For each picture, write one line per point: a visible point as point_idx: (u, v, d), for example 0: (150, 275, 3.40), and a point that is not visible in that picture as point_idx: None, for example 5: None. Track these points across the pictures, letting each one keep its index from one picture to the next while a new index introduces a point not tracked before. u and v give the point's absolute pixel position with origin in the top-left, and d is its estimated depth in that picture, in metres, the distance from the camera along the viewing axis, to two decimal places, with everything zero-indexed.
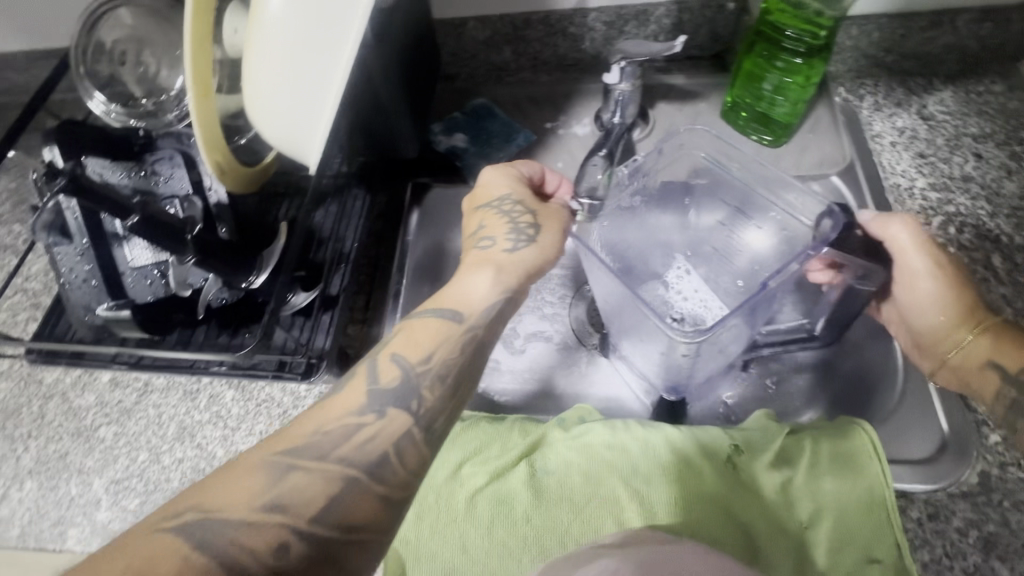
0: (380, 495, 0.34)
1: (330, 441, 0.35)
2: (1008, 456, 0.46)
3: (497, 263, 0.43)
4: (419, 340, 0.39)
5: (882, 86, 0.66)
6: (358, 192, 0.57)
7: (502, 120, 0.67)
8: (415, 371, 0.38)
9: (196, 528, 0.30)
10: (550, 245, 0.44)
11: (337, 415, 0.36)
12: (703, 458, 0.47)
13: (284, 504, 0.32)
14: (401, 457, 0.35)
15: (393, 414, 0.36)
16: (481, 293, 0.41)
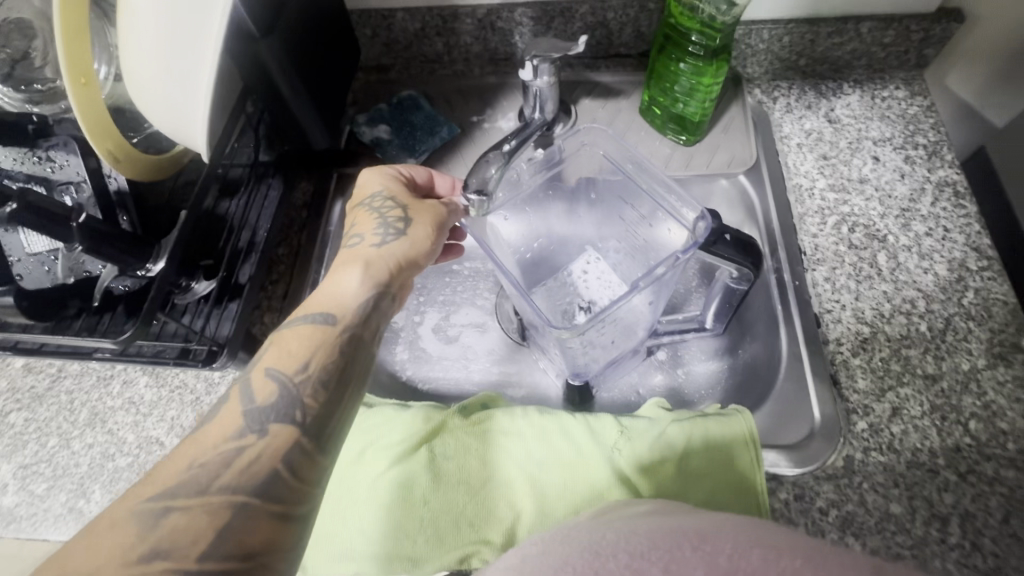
0: (276, 512, 0.35)
1: (208, 472, 0.35)
2: (871, 442, 0.49)
3: (366, 259, 0.46)
4: (292, 350, 0.41)
5: (795, 89, 0.68)
6: (273, 182, 0.60)
7: (427, 112, 0.68)
8: (294, 381, 0.39)
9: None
10: (421, 238, 0.48)
11: (214, 444, 0.36)
12: (593, 442, 0.50)
13: (166, 548, 0.32)
14: (293, 471, 0.37)
15: (276, 429, 0.37)
16: (352, 291, 0.44)
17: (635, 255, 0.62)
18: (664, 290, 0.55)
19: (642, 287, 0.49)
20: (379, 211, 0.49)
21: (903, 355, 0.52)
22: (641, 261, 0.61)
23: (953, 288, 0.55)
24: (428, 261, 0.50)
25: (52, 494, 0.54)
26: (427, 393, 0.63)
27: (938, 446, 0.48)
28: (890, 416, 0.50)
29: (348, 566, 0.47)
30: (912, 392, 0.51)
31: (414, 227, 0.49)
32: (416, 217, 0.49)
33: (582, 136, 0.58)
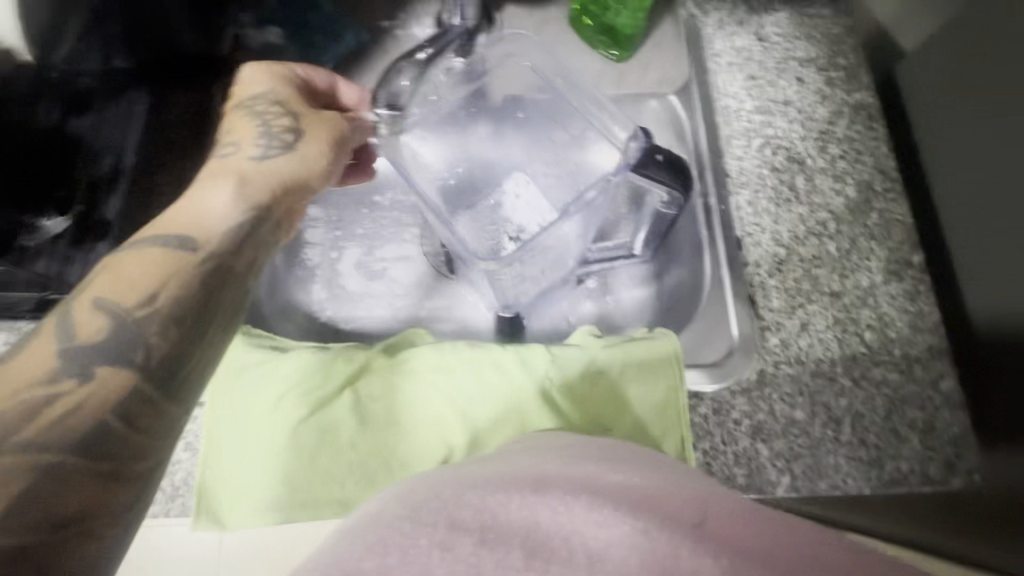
0: (108, 471, 0.31)
1: (11, 423, 0.29)
2: (780, 356, 0.52)
3: (242, 172, 0.40)
4: (133, 277, 0.34)
5: (726, 3, 0.65)
6: (139, 98, 0.50)
7: (329, 15, 0.59)
8: (136, 316, 0.33)
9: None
10: (309, 163, 0.42)
11: (24, 388, 0.31)
12: (523, 372, 0.50)
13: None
14: (130, 421, 0.32)
15: (107, 372, 0.32)
16: (217, 213, 0.38)
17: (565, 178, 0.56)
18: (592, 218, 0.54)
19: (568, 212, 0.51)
20: (263, 121, 0.42)
21: (813, 275, 0.55)
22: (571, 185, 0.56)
23: (860, 208, 0.58)
24: (325, 184, 0.43)
25: None
26: (348, 332, 0.59)
27: (838, 355, 0.53)
28: (799, 332, 0.53)
29: (271, 515, 0.46)
30: (819, 309, 0.54)
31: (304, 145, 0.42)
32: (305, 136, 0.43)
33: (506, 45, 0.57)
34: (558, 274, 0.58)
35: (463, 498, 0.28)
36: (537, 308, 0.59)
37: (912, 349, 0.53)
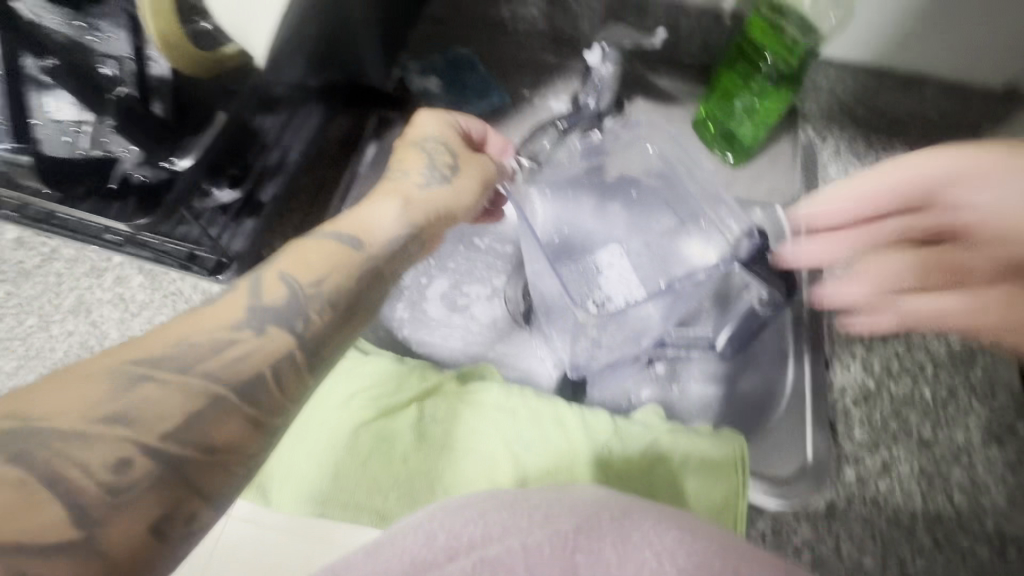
0: (251, 417, 0.33)
1: (194, 353, 0.32)
2: (855, 492, 0.50)
3: (405, 195, 0.45)
4: (312, 262, 0.38)
5: (847, 135, 0.66)
6: (314, 108, 0.57)
7: (482, 76, 0.68)
8: (305, 291, 0.37)
9: (19, 442, 0.27)
10: (463, 198, 0.48)
11: (206, 327, 0.34)
12: (583, 435, 0.49)
13: (132, 416, 0.29)
14: (279, 381, 0.34)
15: (272, 333, 0.35)
16: (385, 223, 0.42)
17: (657, 257, 0.57)
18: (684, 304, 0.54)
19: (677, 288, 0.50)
20: (432, 155, 0.48)
21: (903, 417, 0.52)
22: (663, 269, 0.56)
23: (964, 361, 0.55)
24: (470, 215, 0.49)
25: (22, 373, 0.52)
26: (420, 355, 0.62)
27: (919, 509, 0.49)
28: (879, 471, 0.50)
29: (315, 507, 0.47)
30: (903, 453, 0.51)
31: (464, 182, 0.48)
32: (464, 175, 0.49)
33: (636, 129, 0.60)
34: (631, 351, 0.57)
35: (553, 505, 0.33)
36: (606, 380, 0.59)
37: (1006, 524, 0.48)
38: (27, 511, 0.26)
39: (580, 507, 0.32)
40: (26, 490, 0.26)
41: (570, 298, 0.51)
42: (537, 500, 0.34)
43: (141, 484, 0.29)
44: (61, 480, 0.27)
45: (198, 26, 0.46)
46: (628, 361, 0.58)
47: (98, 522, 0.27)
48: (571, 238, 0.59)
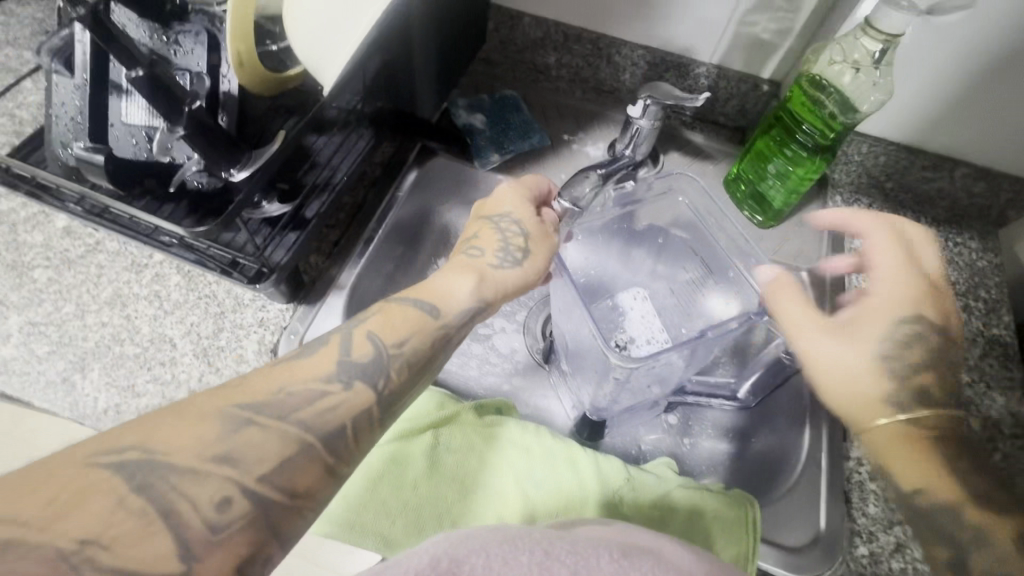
0: (328, 466, 0.35)
1: (292, 402, 0.35)
2: (868, 570, 0.48)
3: (480, 272, 0.47)
4: (396, 324, 0.41)
5: (874, 208, 0.68)
6: (365, 133, 0.60)
7: (525, 117, 0.70)
8: (389, 351, 0.40)
9: (140, 473, 0.29)
10: (534, 279, 0.49)
11: (302, 378, 0.36)
12: (596, 482, 0.49)
13: (236, 457, 0.32)
14: (356, 431, 0.36)
15: (358, 387, 0.37)
16: (462, 295, 0.45)
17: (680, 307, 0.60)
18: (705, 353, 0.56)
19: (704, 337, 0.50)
20: (506, 236, 0.49)
21: None
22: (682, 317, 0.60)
23: (983, 444, 0.55)
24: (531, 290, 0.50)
25: (50, 358, 0.53)
26: (435, 380, 0.63)
27: None
28: (893, 550, 0.49)
29: (322, 525, 0.46)
30: None
31: (535, 268, 0.49)
32: (537, 256, 0.49)
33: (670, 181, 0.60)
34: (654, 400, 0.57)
35: (556, 541, 0.33)
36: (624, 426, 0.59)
37: None
38: (140, 540, 0.28)
39: (580, 546, 0.33)
40: (147, 518, 0.29)
41: (603, 339, 0.49)
42: (541, 536, 0.34)
43: (237, 522, 0.31)
44: (171, 513, 0.29)
45: (270, 48, 0.49)
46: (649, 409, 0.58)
47: (198, 557, 0.29)
48: (598, 279, 0.60)
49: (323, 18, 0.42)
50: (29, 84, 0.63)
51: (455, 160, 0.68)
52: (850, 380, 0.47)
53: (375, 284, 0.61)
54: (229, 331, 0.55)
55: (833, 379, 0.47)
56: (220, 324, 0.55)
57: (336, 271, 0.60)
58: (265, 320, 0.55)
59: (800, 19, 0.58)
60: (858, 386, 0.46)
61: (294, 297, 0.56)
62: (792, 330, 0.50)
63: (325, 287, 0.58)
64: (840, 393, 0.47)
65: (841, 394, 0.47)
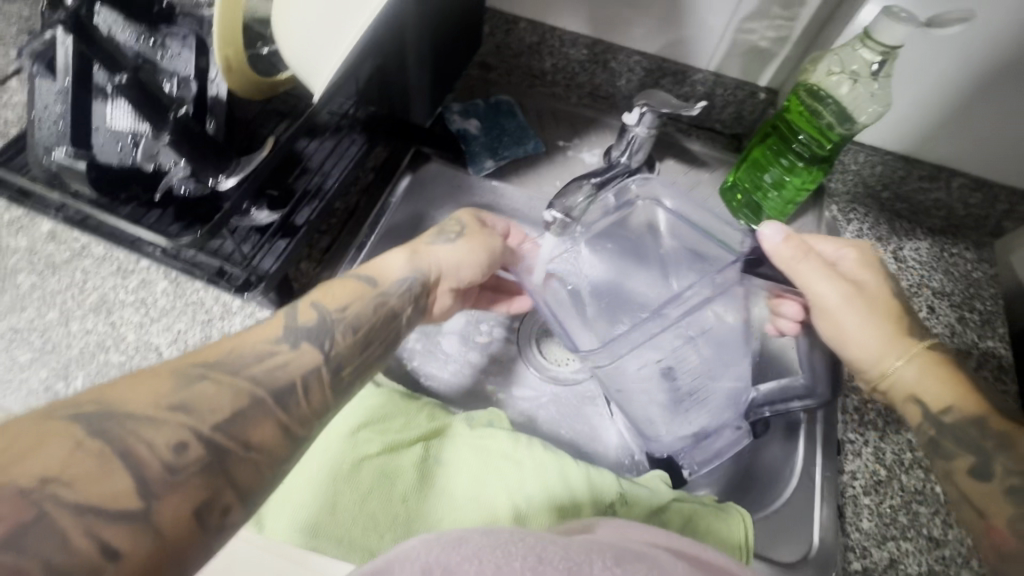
0: (279, 421, 0.35)
1: (247, 358, 0.36)
2: None
3: (414, 248, 0.49)
4: (336, 293, 0.43)
5: (870, 218, 0.68)
6: (357, 138, 0.59)
7: (519, 122, 0.70)
8: (332, 317, 0.41)
9: (99, 421, 0.29)
10: (470, 260, 0.50)
11: (252, 341, 0.37)
12: (588, 497, 0.48)
13: (192, 407, 0.32)
14: (308, 390, 0.37)
15: (306, 348, 0.39)
16: (399, 266, 0.47)
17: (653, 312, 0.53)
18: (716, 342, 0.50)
19: (667, 313, 0.46)
20: (441, 226, 0.52)
21: (913, 510, 0.51)
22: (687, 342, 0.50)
23: None
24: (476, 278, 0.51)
25: (33, 366, 0.52)
26: (426, 388, 0.62)
27: None
28: (886, 566, 0.49)
29: (308, 541, 0.45)
30: (913, 549, 0.49)
31: (472, 251, 0.51)
32: (473, 240, 0.51)
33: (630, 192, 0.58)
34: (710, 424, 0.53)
35: (544, 543, 0.31)
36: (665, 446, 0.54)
37: None
38: (97, 479, 0.27)
39: (573, 552, 0.31)
40: (102, 459, 0.28)
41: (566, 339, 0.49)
42: (534, 540, 0.32)
43: (192, 467, 0.30)
44: (128, 453, 0.28)
45: (260, 51, 0.49)
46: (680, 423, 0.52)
47: (157, 495, 0.28)
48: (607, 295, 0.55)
49: (312, 37, 0.41)
50: (18, 88, 0.62)
51: (449, 166, 0.67)
52: (858, 342, 0.49)
53: None
54: (217, 339, 0.54)
55: (838, 331, 0.50)
56: (208, 331, 0.54)
57: (328, 276, 0.59)
58: None
59: (798, 28, 0.57)
60: (861, 344, 0.49)
61: (284, 304, 0.55)
62: (816, 309, 0.51)
63: None
64: (855, 350, 0.49)
65: (861, 354, 0.49)
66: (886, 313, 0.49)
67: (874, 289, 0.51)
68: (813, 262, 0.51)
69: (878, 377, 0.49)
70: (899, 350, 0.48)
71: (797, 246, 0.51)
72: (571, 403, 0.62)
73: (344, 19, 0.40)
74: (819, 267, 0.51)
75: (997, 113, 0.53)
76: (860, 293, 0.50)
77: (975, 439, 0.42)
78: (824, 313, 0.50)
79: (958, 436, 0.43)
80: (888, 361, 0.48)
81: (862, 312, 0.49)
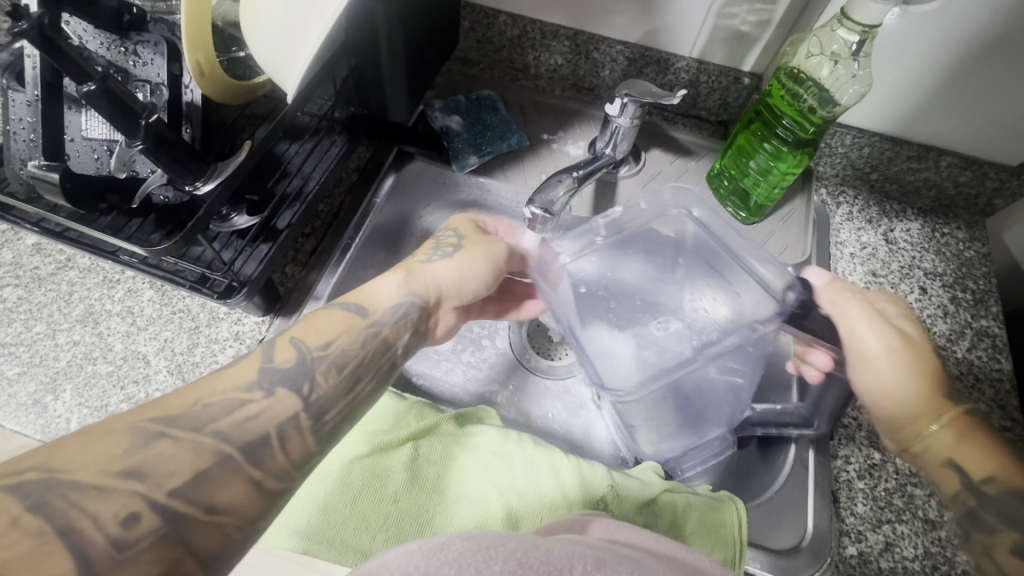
0: (254, 479, 0.34)
1: (211, 413, 0.35)
2: (856, 571, 0.47)
3: (409, 270, 0.47)
4: (321, 329, 0.42)
5: (860, 201, 0.68)
6: (338, 139, 0.59)
7: (503, 117, 0.69)
8: (313, 355, 0.40)
9: (42, 489, 0.28)
10: (471, 276, 0.48)
11: (221, 389, 0.36)
12: (580, 491, 0.48)
13: (145, 471, 0.31)
14: (283, 443, 0.36)
15: (281, 395, 0.37)
16: (390, 295, 0.45)
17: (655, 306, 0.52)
18: (737, 359, 0.48)
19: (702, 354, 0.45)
20: (438, 240, 0.50)
21: (907, 493, 0.50)
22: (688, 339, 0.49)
23: None
24: (472, 296, 0.49)
25: (20, 379, 0.52)
26: (418, 387, 0.62)
27: None
28: (882, 550, 0.48)
29: (299, 545, 0.45)
30: (909, 532, 0.49)
31: (471, 263, 0.48)
32: (473, 252, 0.49)
33: (664, 199, 0.54)
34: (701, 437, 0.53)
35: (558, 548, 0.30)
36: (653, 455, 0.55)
37: None
38: (39, 560, 0.27)
39: (554, 555, 0.29)
40: (42, 538, 0.28)
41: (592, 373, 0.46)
42: (517, 545, 0.30)
43: (145, 539, 0.30)
44: (74, 532, 0.28)
45: (236, 55, 0.48)
46: (680, 438, 0.53)
47: None
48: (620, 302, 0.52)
49: (280, 49, 0.41)
50: None
51: (432, 164, 0.67)
52: (895, 394, 0.44)
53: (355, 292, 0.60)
54: (204, 346, 0.54)
55: (873, 385, 0.45)
56: (195, 338, 0.54)
57: (315, 279, 0.58)
58: (240, 334, 0.55)
59: (779, 11, 0.56)
60: (894, 396, 0.44)
61: (270, 308, 0.55)
62: (851, 356, 0.46)
63: (302, 297, 0.57)
64: (895, 407, 0.44)
65: (896, 409, 0.45)
66: (926, 370, 0.45)
67: (919, 342, 0.46)
68: (862, 305, 0.47)
69: (911, 439, 0.44)
70: (938, 413, 0.43)
71: (841, 290, 0.47)
72: (565, 397, 0.62)
73: (311, 18, 0.40)
74: (868, 314, 0.46)
75: (977, 91, 0.53)
76: (907, 345, 0.45)
77: (1016, 513, 0.38)
78: (861, 358, 0.46)
79: (998, 508, 0.39)
80: (925, 424, 0.43)
81: (902, 366, 0.44)
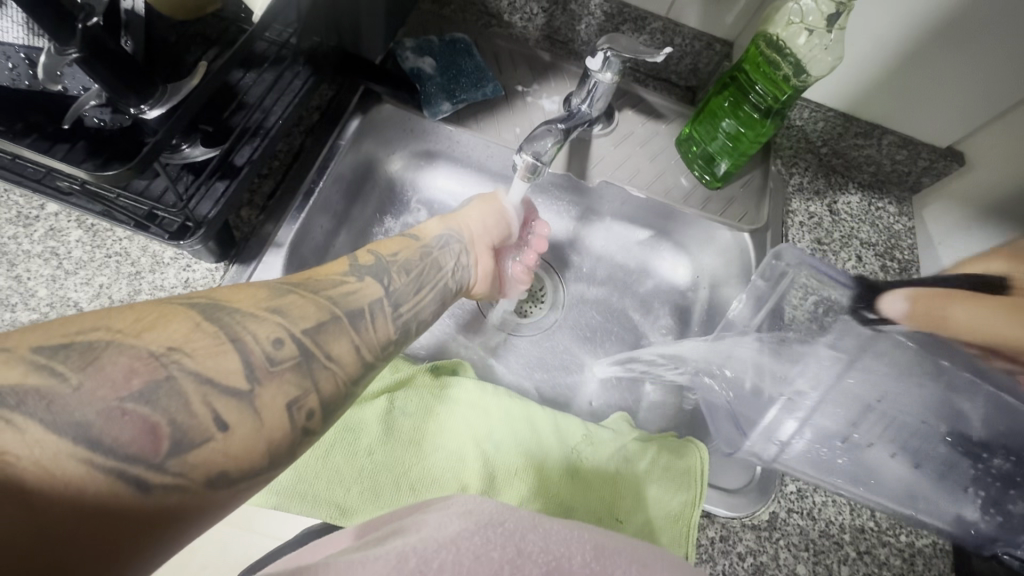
0: (354, 342, 0.37)
1: (323, 283, 0.39)
2: (795, 505, 0.51)
3: (445, 215, 0.55)
4: (387, 245, 0.47)
5: (809, 173, 0.68)
6: (302, 72, 0.54)
7: (478, 64, 0.65)
8: (386, 260, 0.45)
9: (212, 310, 0.32)
10: (492, 218, 0.56)
11: (325, 272, 0.40)
12: (556, 440, 0.50)
13: (285, 309, 0.34)
14: (372, 318, 0.39)
15: (369, 282, 0.41)
16: (435, 227, 0.52)
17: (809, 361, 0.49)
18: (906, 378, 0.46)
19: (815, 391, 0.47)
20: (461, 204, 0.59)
21: None
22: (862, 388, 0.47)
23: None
24: (492, 236, 0.56)
25: None
26: None
27: (847, 523, 0.51)
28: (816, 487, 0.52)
29: (270, 500, 0.44)
30: None
31: (490, 206, 0.56)
32: (489, 199, 0.57)
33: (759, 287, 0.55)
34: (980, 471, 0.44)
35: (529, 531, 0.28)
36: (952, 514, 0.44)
37: (919, 540, 0.50)
38: (216, 355, 0.30)
39: (552, 541, 0.28)
40: (219, 339, 0.31)
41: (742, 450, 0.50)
42: (513, 527, 0.28)
43: (287, 363, 0.33)
44: (238, 339, 0.32)
45: None
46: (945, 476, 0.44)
47: (259, 381, 0.31)
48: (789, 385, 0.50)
49: None
50: None
51: (399, 105, 0.62)
52: None
53: (318, 236, 0.58)
54: (147, 293, 0.48)
55: None
56: (134, 285, 0.48)
57: (271, 229, 0.54)
58: (191, 281, 0.50)
59: None
60: None
61: (225, 255, 0.51)
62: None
63: (259, 244, 0.53)
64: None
65: None
66: None
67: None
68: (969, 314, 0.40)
69: None
70: None
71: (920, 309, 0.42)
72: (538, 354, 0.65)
73: None
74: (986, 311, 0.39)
75: (947, 59, 0.54)
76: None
77: None
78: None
79: None
80: None
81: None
